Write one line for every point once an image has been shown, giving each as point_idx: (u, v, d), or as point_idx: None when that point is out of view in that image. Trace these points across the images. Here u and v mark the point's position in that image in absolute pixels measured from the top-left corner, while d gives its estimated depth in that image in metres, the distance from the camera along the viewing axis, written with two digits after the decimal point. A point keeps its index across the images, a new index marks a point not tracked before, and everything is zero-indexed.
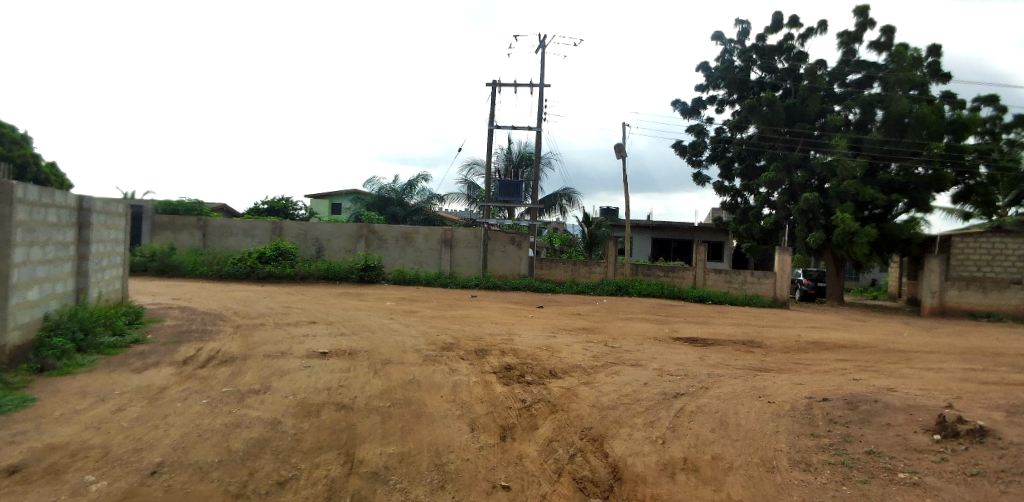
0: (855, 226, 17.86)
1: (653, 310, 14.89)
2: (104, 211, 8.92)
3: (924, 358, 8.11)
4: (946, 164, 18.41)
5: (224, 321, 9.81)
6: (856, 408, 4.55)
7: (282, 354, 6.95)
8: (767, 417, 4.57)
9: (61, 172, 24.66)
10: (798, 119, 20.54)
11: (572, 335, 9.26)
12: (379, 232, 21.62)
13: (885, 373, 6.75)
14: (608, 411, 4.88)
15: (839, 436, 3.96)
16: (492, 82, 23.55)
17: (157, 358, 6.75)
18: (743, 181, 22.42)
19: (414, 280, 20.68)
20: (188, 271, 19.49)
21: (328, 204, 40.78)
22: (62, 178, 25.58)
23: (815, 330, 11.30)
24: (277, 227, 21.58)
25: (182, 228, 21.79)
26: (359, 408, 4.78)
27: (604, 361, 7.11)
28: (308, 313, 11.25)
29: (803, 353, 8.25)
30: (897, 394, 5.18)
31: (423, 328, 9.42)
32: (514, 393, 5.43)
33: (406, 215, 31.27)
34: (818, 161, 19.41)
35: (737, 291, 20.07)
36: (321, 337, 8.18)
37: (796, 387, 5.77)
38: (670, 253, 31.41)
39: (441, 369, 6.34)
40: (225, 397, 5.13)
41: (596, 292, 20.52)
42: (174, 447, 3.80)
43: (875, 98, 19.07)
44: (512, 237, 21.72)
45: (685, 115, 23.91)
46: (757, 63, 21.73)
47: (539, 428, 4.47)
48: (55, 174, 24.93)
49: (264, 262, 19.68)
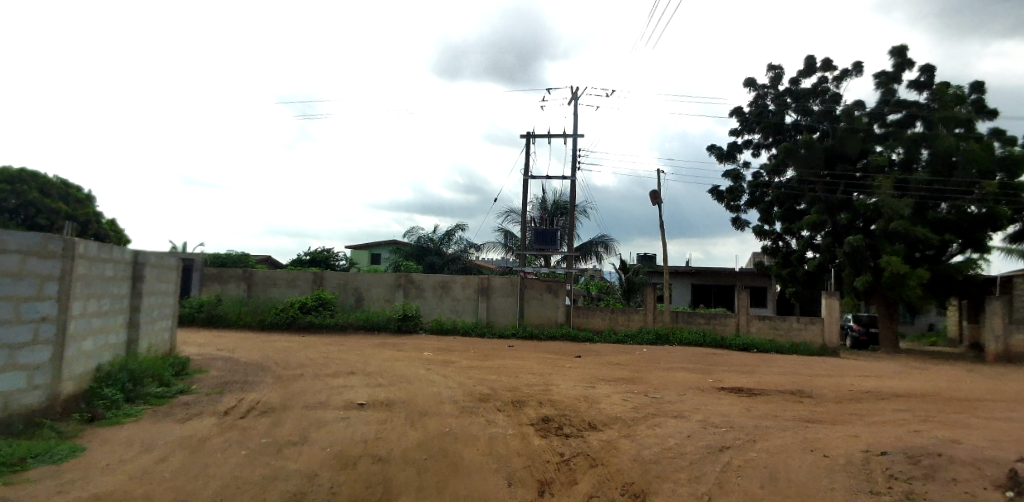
0: (905, 269, 16.98)
1: (696, 358, 14.36)
2: (157, 264, 9.49)
3: (992, 407, 7.48)
4: (1001, 202, 17.43)
5: (265, 372, 10.03)
6: (918, 462, 4.22)
7: (321, 405, 7.05)
8: (820, 472, 4.29)
9: (120, 228, 26.44)
10: (838, 160, 20.23)
11: (612, 386, 9.03)
12: (417, 282, 21.99)
13: (949, 424, 6.26)
14: (650, 466, 4.68)
15: (900, 494, 3.66)
16: (527, 133, 24.31)
17: (201, 408, 6.96)
18: (784, 224, 21.96)
19: (452, 329, 20.77)
20: (233, 321, 20.24)
21: (367, 255, 42.01)
22: (121, 235, 27.41)
23: (870, 378, 10.64)
24: (318, 278, 22.32)
25: (229, 280, 22.83)
26: (395, 460, 4.76)
27: (644, 412, 6.88)
28: (348, 363, 11.39)
29: (859, 403, 7.76)
30: (963, 446, 4.78)
31: (460, 379, 9.40)
32: (552, 445, 5.31)
33: (443, 264, 31.81)
34: (861, 202, 18.90)
35: (783, 338, 19.21)
36: (359, 388, 8.27)
37: (851, 439, 5.42)
38: (710, 299, 30.55)
39: (478, 421, 6.27)
40: (266, 447, 5.21)
41: (635, 341, 20.02)
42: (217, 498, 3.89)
43: (918, 137, 18.61)
44: (548, 285, 21.65)
45: (721, 160, 23.88)
46: (792, 106, 21.73)
47: (578, 484, 4.32)
48: (115, 231, 26.77)
49: (306, 313, 20.22)
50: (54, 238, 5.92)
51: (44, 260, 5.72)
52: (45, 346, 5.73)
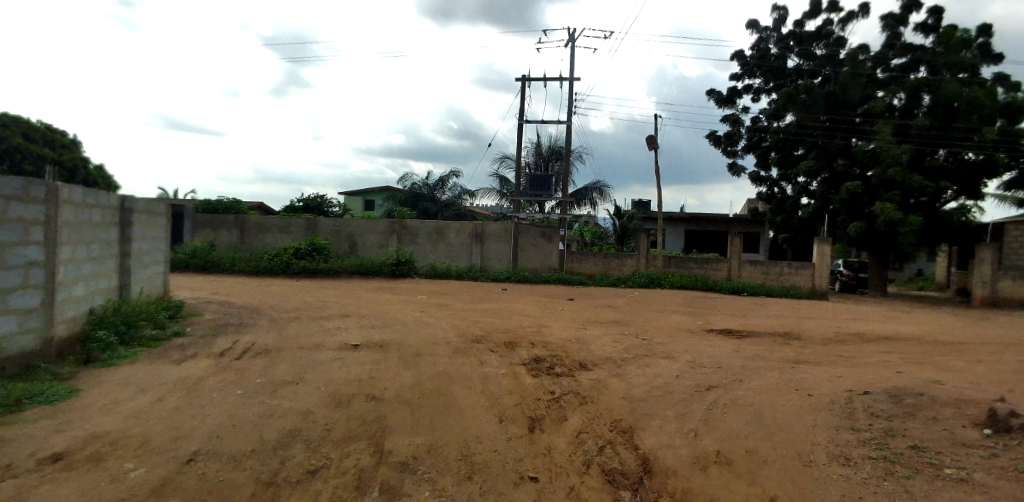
0: (899, 215, 16.89)
1: (688, 302, 14.55)
2: (146, 210, 9.28)
3: (978, 350, 7.64)
4: (1000, 149, 17.15)
5: (260, 315, 10.08)
6: (900, 401, 4.31)
7: (315, 346, 7.09)
8: (804, 410, 4.40)
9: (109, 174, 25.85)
10: (839, 106, 19.73)
11: (604, 328, 9.15)
12: (411, 228, 21.96)
13: (933, 366, 6.42)
14: (639, 404, 4.78)
15: (881, 431, 3.76)
16: (522, 76, 23.40)
17: (195, 350, 6.99)
18: (781, 170, 21.66)
19: (446, 274, 20.83)
20: (227, 267, 20.19)
21: (361, 201, 41.54)
22: (110, 181, 26.83)
23: (858, 321, 10.84)
24: (311, 224, 22.20)
25: (222, 226, 22.70)
26: (389, 399, 4.83)
27: (635, 353, 6.99)
28: (342, 307, 11.46)
29: (845, 345, 7.93)
30: (945, 387, 4.89)
31: (454, 321, 9.48)
32: (543, 385, 5.39)
33: (437, 210, 31.53)
34: (859, 149, 18.64)
35: (773, 283, 19.46)
36: (354, 330, 8.32)
37: (836, 380, 5.54)
38: (703, 245, 30.73)
39: (471, 361, 6.37)
40: (261, 387, 5.25)
41: (627, 284, 20.18)
42: (212, 436, 3.96)
43: (921, 83, 17.98)
44: (542, 231, 21.75)
45: (720, 105, 23.24)
46: (795, 50, 20.92)
47: (567, 420, 4.41)
48: (104, 177, 26.18)
49: (299, 258, 20.17)
50: (36, 182, 5.70)
51: (28, 206, 5.55)
52: (36, 291, 5.66)
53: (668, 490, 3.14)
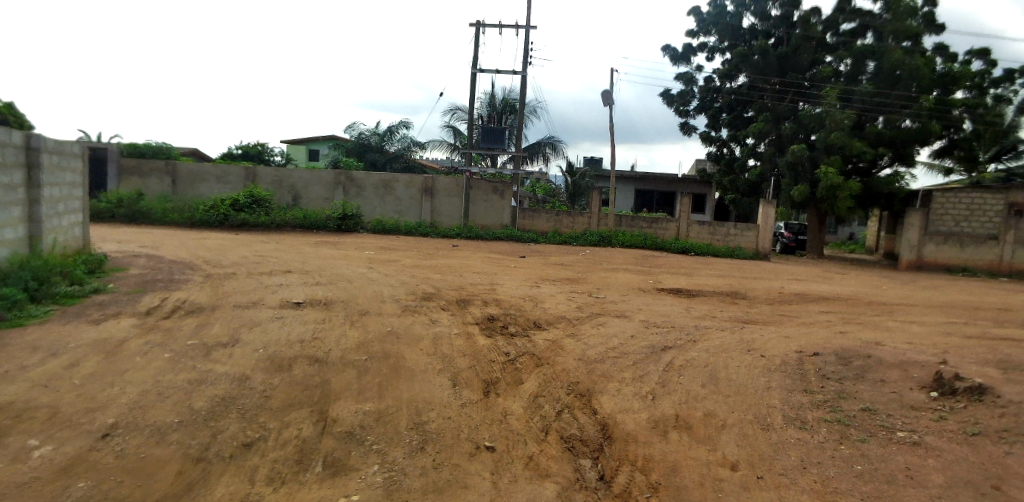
0: (839, 181, 17.63)
1: (638, 261, 14.77)
2: (57, 151, 8.13)
3: (908, 312, 8.16)
4: (934, 118, 17.76)
5: (193, 270, 9.30)
6: (849, 363, 4.56)
7: (254, 304, 6.56)
8: (758, 371, 4.57)
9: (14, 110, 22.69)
10: (790, 69, 20.05)
11: (556, 286, 9.08)
12: (358, 181, 20.98)
13: (870, 326, 6.81)
14: (596, 365, 4.70)
15: (833, 393, 4.04)
16: (475, 22, 22.09)
17: (118, 308, 5.95)
18: (731, 131, 22.00)
19: (394, 229, 20.14)
20: (157, 218, 18.67)
21: (305, 150, 39.30)
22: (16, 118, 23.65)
23: (796, 281, 11.38)
24: (251, 173, 20.86)
25: (151, 173, 20.96)
26: (334, 362, 4.51)
27: (589, 312, 6.94)
28: (284, 262, 10.82)
29: (788, 305, 8.26)
30: (886, 350, 5.16)
31: (403, 278, 9.13)
32: (497, 346, 5.20)
33: (386, 163, 30.27)
34: (806, 113, 18.92)
35: (719, 243, 20.09)
36: (295, 287, 7.82)
37: (785, 340, 5.73)
38: (653, 205, 31.22)
39: (421, 319, 6.12)
40: (190, 347, 4.74)
41: (579, 242, 20.28)
42: (136, 404, 3.54)
43: (867, 49, 18.47)
44: (495, 186, 21.23)
45: (674, 62, 23.05)
46: (750, 8, 20.81)
47: (523, 383, 4.28)
48: None
49: (238, 210, 18.89)
50: None
51: None
52: None
53: (629, 458, 3.11)
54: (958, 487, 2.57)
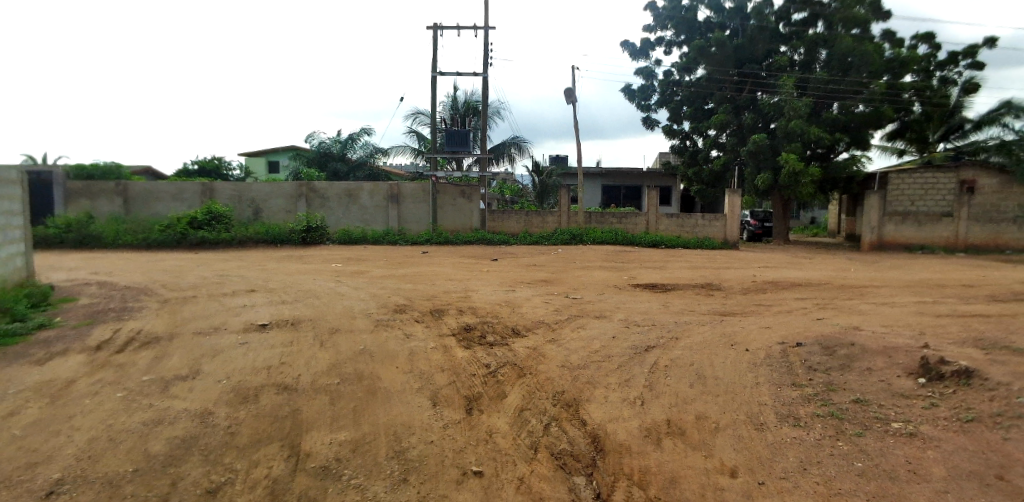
0: (801, 167, 18.08)
1: (610, 257, 14.78)
2: None
3: (876, 293, 8.37)
4: (885, 103, 18.64)
5: (148, 296, 8.75)
6: (834, 353, 4.71)
7: (216, 330, 6.16)
8: (745, 368, 4.60)
9: None
10: (747, 60, 20.43)
11: (531, 289, 8.95)
12: (320, 191, 20.42)
13: (844, 311, 6.96)
14: (579, 371, 4.58)
15: (822, 385, 4.09)
16: (433, 24, 21.67)
17: (64, 345, 5.44)
18: (693, 124, 22.19)
19: (362, 239, 19.67)
20: (108, 241, 17.68)
21: (264, 162, 38.08)
22: None
23: (766, 268, 11.57)
24: (207, 189, 20.04)
25: (100, 194, 19.89)
26: (304, 389, 4.23)
27: (567, 314, 6.82)
28: (247, 281, 10.33)
29: (762, 293, 8.36)
30: (866, 336, 5.28)
31: (374, 290, 8.83)
32: (476, 357, 5.01)
33: (349, 171, 29.60)
34: (766, 102, 19.42)
35: (688, 234, 20.36)
36: (261, 308, 7.43)
37: (765, 331, 5.78)
38: (620, 200, 31.51)
39: (395, 334, 5.87)
40: (146, 383, 4.36)
41: (551, 241, 20.21)
42: (87, 452, 3.19)
43: (818, 38, 19.11)
44: (462, 190, 21.03)
45: (634, 57, 23.27)
46: (705, 2, 21.13)
47: (506, 396, 4.11)
48: None
49: (196, 228, 18.09)
50: None
51: None
52: None
53: (625, 471, 2.99)
54: (962, 480, 2.57)
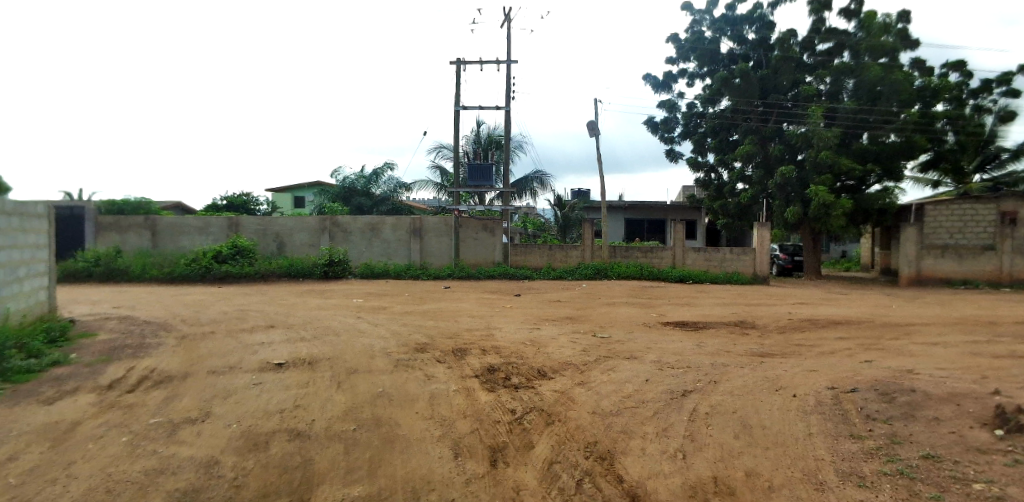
0: (831, 198, 17.58)
1: (637, 292, 14.35)
2: (15, 211, 7.51)
3: (925, 332, 7.79)
4: (918, 132, 18.11)
5: (167, 332, 8.65)
6: (893, 400, 4.25)
7: (230, 369, 5.94)
8: (794, 416, 4.17)
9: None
10: (771, 90, 20.30)
11: (556, 326, 8.59)
12: (344, 225, 20.55)
13: (894, 352, 6.45)
14: (613, 419, 4.21)
15: (884, 437, 3.65)
16: (458, 59, 22.24)
17: (75, 384, 5.29)
18: (717, 156, 21.95)
19: (383, 273, 19.63)
20: (135, 275, 17.95)
21: (291, 197, 38.97)
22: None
23: (802, 305, 11.01)
24: (233, 223, 20.37)
25: (129, 229, 20.37)
26: (318, 435, 3.96)
27: (595, 355, 6.43)
28: (267, 317, 10.20)
29: (801, 332, 7.86)
30: (926, 381, 4.81)
31: (394, 327, 8.58)
32: (501, 401, 4.69)
33: (372, 206, 29.99)
34: (793, 132, 19.11)
35: (716, 269, 19.80)
36: (278, 345, 7.23)
37: (812, 375, 5.31)
38: (643, 233, 31.14)
39: (415, 376, 5.57)
40: (153, 426, 4.15)
41: (574, 276, 19.86)
42: (83, 496, 2.96)
43: (845, 69, 18.83)
44: (484, 223, 20.94)
45: (656, 89, 23.35)
46: (727, 34, 21.27)
47: (534, 447, 3.76)
48: None
49: (221, 262, 18.27)
50: None
51: None
52: None
53: None
54: None
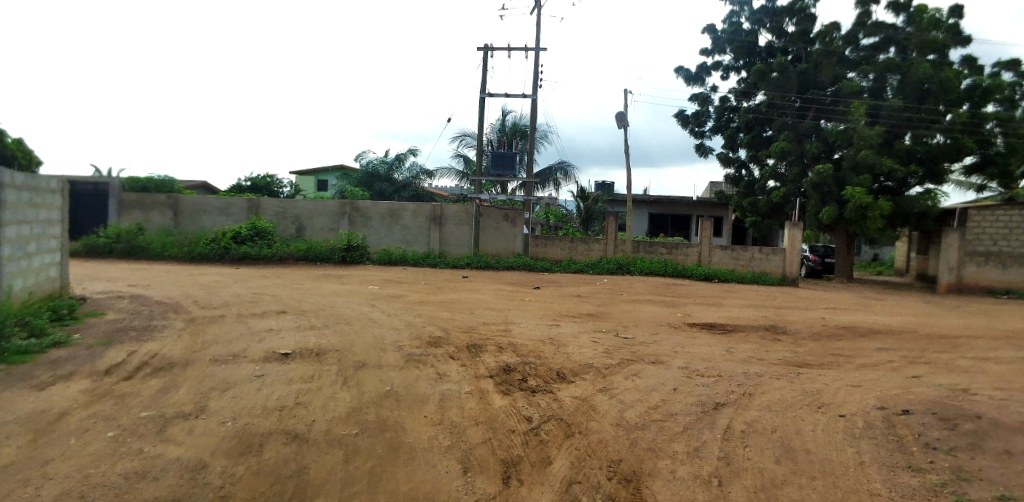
0: (869, 200, 16.78)
1: (661, 290, 13.86)
2: (27, 186, 7.39)
3: (976, 346, 7.17)
4: (966, 133, 17.20)
5: (177, 314, 8.50)
6: (957, 427, 3.77)
7: (234, 358, 5.70)
8: (841, 439, 3.72)
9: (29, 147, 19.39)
10: (810, 86, 19.40)
11: (577, 324, 8.20)
12: (363, 210, 20.39)
13: (944, 368, 5.90)
14: (638, 434, 3.83)
15: (950, 471, 3.19)
16: (483, 46, 21.76)
17: (73, 369, 5.08)
18: (750, 151, 21.19)
19: (401, 261, 19.42)
20: (156, 253, 18.04)
21: (314, 181, 39.14)
22: (29, 157, 19.96)
23: (837, 310, 10.42)
24: (254, 204, 20.34)
25: (152, 207, 20.51)
26: (316, 439, 3.65)
27: (618, 358, 6.04)
28: (280, 301, 10.00)
29: (839, 341, 7.33)
30: (990, 404, 4.30)
31: (408, 318, 8.28)
32: (516, 408, 4.34)
33: (394, 192, 29.80)
34: (833, 129, 18.23)
35: (743, 268, 19.15)
36: (286, 333, 6.99)
37: (856, 391, 4.83)
38: (668, 228, 30.39)
39: (427, 374, 5.24)
40: (144, 421, 3.90)
41: (595, 270, 19.39)
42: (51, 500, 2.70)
43: (890, 64, 17.88)
44: (505, 214, 20.54)
45: (689, 82, 22.57)
46: (767, 25, 20.38)
47: (551, 464, 3.40)
48: (24, 152, 19.74)
49: (240, 243, 18.27)
50: None
51: None
52: None
53: None
54: None
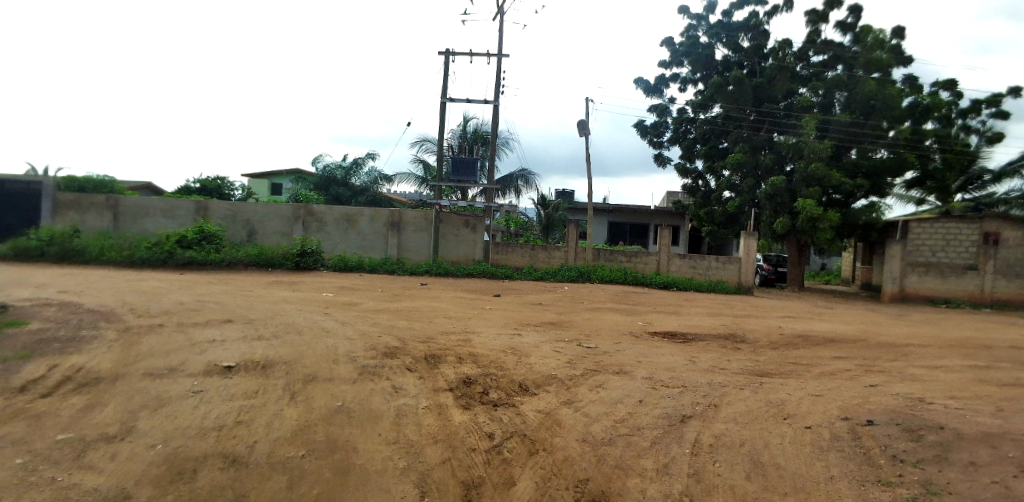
0: (818, 212, 17.47)
1: (621, 298, 13.94)
2: None
3: (922, 354, 7.45)
4: (908, 149, 18.25)
5: (109, 323, 7.81)
6: (920, 438, 3.80)
7: (170, 372, 5.21)
8: (810, 453, 3.69)
9: None
10: (765, 100, 20.12)
11: (538, 333, 8.03)
12: (318, 214, 19.69)
13: (897, 376, 6.07)
14: (605, 450, 3.67)
15: (918, 484, 3.18)
16: (444, 50, 21.52)
17: None
18: (707, 162, 21.80)
19: (358, 267, 18.81)
20: (91, 257, 16.77)
21: (268, 184, 37.68)
22: None
23: (791, 319, 10.70)
24: (201, 206, 19.29)
25: (89, 208, 19.12)
26: (257, 464, 3.31)
27: (582, 369, 5.90)
28: (225, 309, 9.39)
29: (795, 349, 7.46)
30: (946, 413, 4.39)
31: (364, 327, 7.90)
32: (477, 423, 4.11)
33: (351, 196, 29.00)
34: (785, 141, 19.11)
35: (700, 277, 19.57)
36: (230, 344, 6.50)
37: (819, 401, 4.85)
38: (626, 237, 30.88)
39: (382, 387, 4.94)
40: (57, 446, 3.44)
41: (557, 277, 19.37)
42: None
43: (839, 81, 18.72)
44: (467, 220, 20.28)
45: (649, 93, 23.03)
46: (723, 40, 21.04)
47: (515, 485, 3.19)
48: None
49: (185, 247, 17.25)
50: None
51: None
52: None
53: None
54: None
